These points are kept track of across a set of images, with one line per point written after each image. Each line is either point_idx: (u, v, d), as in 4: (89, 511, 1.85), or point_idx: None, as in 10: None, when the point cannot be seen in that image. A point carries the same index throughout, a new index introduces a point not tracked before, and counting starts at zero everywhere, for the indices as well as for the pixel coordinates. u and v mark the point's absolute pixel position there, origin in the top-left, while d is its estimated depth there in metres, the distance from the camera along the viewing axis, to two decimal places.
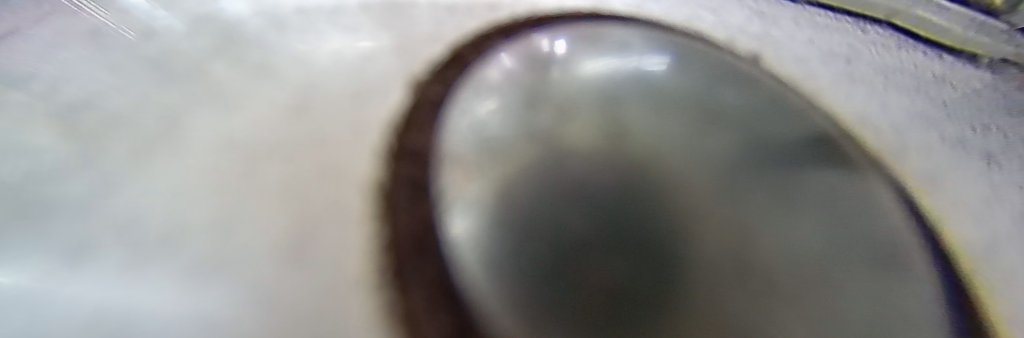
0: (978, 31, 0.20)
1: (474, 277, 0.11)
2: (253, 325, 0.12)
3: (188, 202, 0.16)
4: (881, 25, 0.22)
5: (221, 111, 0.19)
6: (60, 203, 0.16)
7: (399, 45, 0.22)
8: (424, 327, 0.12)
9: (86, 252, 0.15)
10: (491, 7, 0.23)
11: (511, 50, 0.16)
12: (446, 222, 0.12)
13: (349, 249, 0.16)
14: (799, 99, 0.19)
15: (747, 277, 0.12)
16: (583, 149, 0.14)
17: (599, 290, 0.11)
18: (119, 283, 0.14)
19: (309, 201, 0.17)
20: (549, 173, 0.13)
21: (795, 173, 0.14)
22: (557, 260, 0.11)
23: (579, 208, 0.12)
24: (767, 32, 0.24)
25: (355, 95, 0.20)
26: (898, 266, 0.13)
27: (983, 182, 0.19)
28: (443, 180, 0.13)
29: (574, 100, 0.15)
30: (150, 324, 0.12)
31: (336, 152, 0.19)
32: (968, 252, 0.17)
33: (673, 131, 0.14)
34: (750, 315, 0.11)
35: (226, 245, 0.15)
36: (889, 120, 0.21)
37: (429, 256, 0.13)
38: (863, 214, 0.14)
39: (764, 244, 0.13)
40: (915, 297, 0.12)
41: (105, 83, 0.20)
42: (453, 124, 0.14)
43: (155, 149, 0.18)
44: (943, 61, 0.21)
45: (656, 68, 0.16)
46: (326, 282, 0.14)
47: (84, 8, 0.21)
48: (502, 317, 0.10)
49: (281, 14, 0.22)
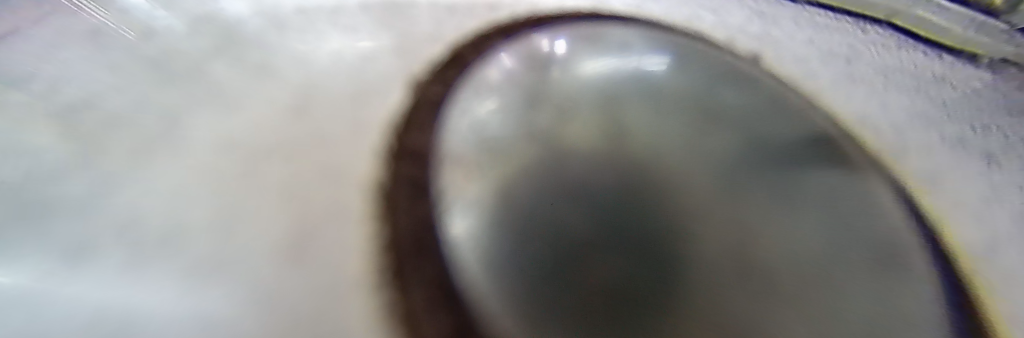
0: (978, 31, 0.20)
1: (475, 277, 0.11)
2: (252, 326, 0.12)
3: (188, 202, 0.16)
4: (881, 25, 0.23)
5: (221, 111, 0.19)
6: (61, 203, 0.16)
7: (399, 45, 0.22)
8: (424, 327, 0.12)
9: (86, 252, 0.15)
10: (491, 7, 0.23)
11: (512, 50, 0.17)
12: (446, 222, 0.12)
13: (349, 249, 0.16)
14: (800, 99, 0.19)
15: (747, 277, 0.12)
16: (583, 148, 0.13)
17: (600, 290, 0.11)
18: (119, 283, 0.14)
19: (309, 201, 0.17)
20: (549, 173, 0.13)
21: (795, 173, 0.14)
22: (557, 261, 0.11)
23: (579, 208, 0.12)
24: (767, 32, 0.24)
25: (355, 95, 0.20)
26: (897, 266, 0.13)
27: (983, 182, 0.19)
28: (443, 179, 0.13)
29: (574, 99, 0.15)
30: (149, 324, 0.12)
31: (336, 152, 0.19)
32: (968, 252, 0.17)
33: (673, 131, 0.14)
34: (750, 315, 0.11)
35: (226, 245, 0.15)
36: (889, 120, 0.21)
37: (429, 256, 0.13)
38: (863, 214, 0.14)
39: (764, 244, 0.13)
40: (914, 297, 0.12)
41: (105, 83, 0.20)
42: (453, 124, 0.14)
43: (156, 149, 0.18)
44: (943, 61, 0.21)
45: (656, 68, 0.16)
46: (326, 282, 0.14)
47: (85, 8, 0.21)
48: (502, 318, 0.11)
49: (280, 14, 0.22)
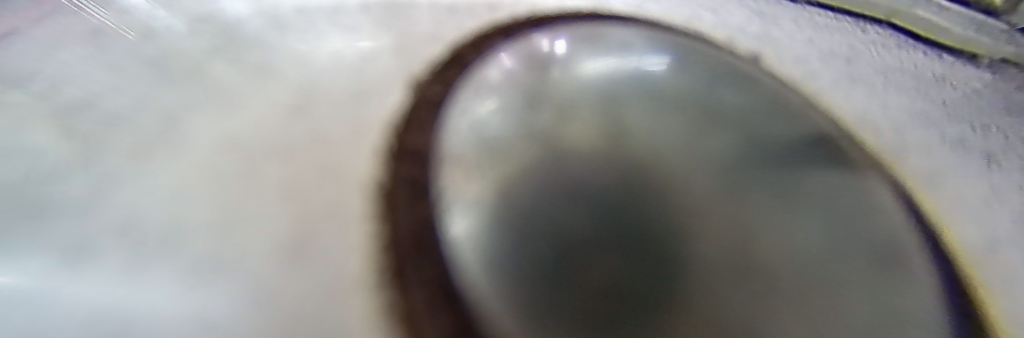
0: (978, 31, 0.20)
1: (475, 277, 0.12)
2: (254, 325, 0.13)
3: (189, 202, 0.16)
4: (881, 25, 0.22)
5: (222, 111, 0.19)
6: (63, 203, 0.16)
7: (399, 45, 0.22)
8: (424, 325, 0.12)
9: (87, 251, 0.15)
10: (491, 7, 0.23)
11: (512, 50, 0.17)
12: (446, 222, 0.13)
13: (349, 250, 0.16)
14: (799, 99, 0.19)
15: (749, 277, 0.12)
16: (584, 146, 0.13)
17: (600, 291, 0.10)
18: (118, 283, 0.14)
19: (309, 201, 0.17)
20: (549, 172, 0.13)
21: (796, 173, 0.14)
22: (557, 262, 0.11)
23: (579, 208, 0.12)
24: (767, 32, 0.24)
25: (355, 95, 0.20)
26: (897, 268, 0.13)
27: (983, 182, 0.20)
28: (444, 179, 0.13)
29: (574, 97, 0.15)
30: (149, 324, 0.12)
31: (336, 152, 0.19)
32: (967, 252, 0.17)
33: (673, 131, 0.14)
34: (752, 316, 0.11)
35: (227, 244, 0.15)
36: (889, 120, 0.21)
37: (429, 255, 0.13)
38: (863, 213, 0.14)
39: (765, 244, 0.12)
40: (914, 292, 0.13)
41: (106, 83, 0.20)
42: (453, 124, 0.14)
43: (156, 149, 0.18)
44: (943, 61, 0.21)
45: (656, 68, 0.16)
46: (325, 282, 0.15)
47: (85, 8, 0.22)
48: (502, 318, 0.11)
49: (281, 14, 0.22)
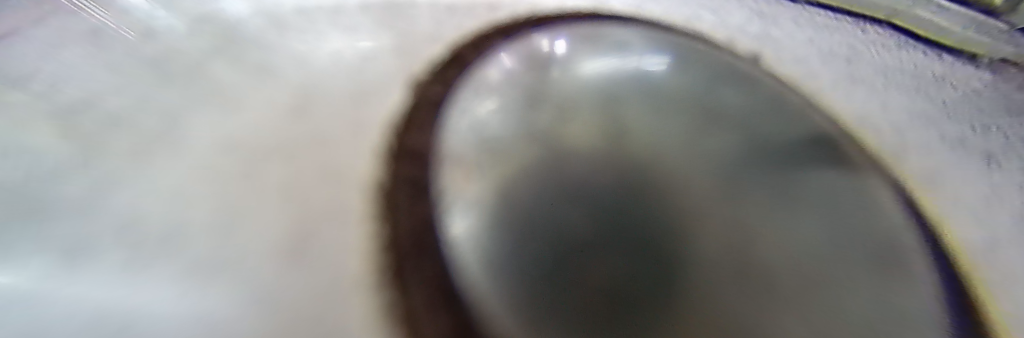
0: (979, 30, 0.21)
1: (475, 277, 0.11)
2: (254, 324, 0.13)
3: (188, 202, 0.16)
4: (881, 25, 0.23)
5: (221, 112, 0.19)
6: (62, 201, 0.16)
7: (399, 45, 0.22)
8: (424, 325, 0.13)
9: (86, 251, 0.15)
10: (491, 7, 0.23)
11: (512, 50, 0.17)
12: (446, 222, 0.13)
13: (348, 250, 0.15)
14: (799, 99, 0.19)
15: (748, 277, 0.12)
16: (583, 148, 0.13)
17: (598, 290, 0.11)
18: (120, 283, 0.14)
19: (308, 200, 0.17)
20: (550, 173, 0.13)
21: (796, 175, 0.14)
22: (557, 262, 0.11)
23: (580, 209, 0.12)
24: (768, 31, 0.24)
25: (355, 95, 0.20)
26: (897, 266, 0.13)
27: (983, 182, 0.19)
28: (444, 180, 0.13)
29: (575, 97, 0.15)
30: (151, 324, 0.13)
31: (337, 152, 0.19)
32: (968, 253, 0.17)
33: (673, 129, 0.14)
34: (752, 317, 0.11)
35: (226, 245, 0.15)
36: (890, 120, 0.21)
37: (429, 256, 0.13)
38: (863, 214, 0.14)
39: (764, 245, 0.12)
40: (914, 294, 0.13)
41: (105, 83, 0.20)
42: (453, 124, 0.14)
43: (155, 150, 0.18)
44: (943, 61, 0.22)
45: (655, 68, 0.16)
46: (326, 283, 0.14)
47: (85, 8, 0.22)
48: (502, 317, 0.11)
49: (280, 13, 0.22)
